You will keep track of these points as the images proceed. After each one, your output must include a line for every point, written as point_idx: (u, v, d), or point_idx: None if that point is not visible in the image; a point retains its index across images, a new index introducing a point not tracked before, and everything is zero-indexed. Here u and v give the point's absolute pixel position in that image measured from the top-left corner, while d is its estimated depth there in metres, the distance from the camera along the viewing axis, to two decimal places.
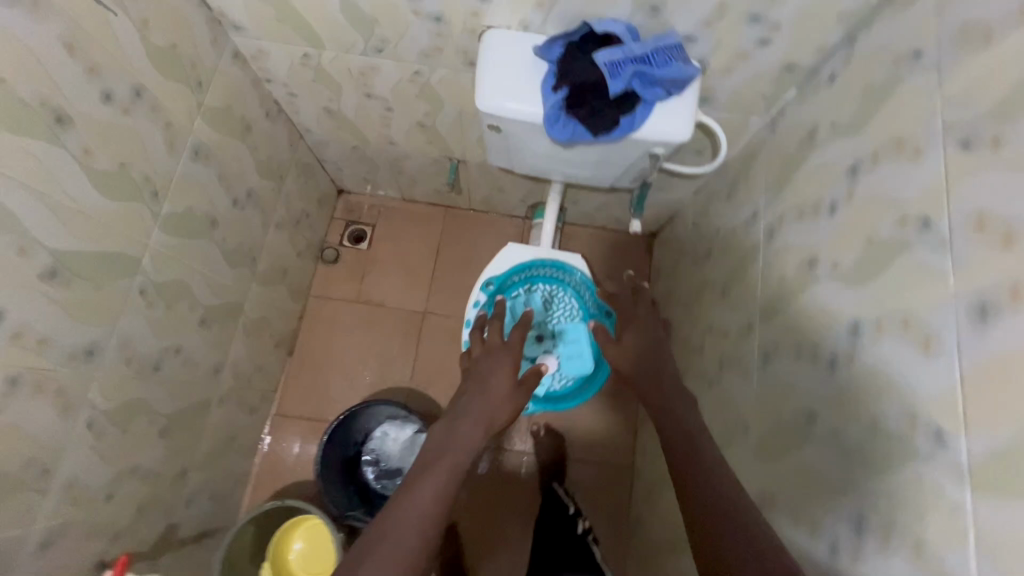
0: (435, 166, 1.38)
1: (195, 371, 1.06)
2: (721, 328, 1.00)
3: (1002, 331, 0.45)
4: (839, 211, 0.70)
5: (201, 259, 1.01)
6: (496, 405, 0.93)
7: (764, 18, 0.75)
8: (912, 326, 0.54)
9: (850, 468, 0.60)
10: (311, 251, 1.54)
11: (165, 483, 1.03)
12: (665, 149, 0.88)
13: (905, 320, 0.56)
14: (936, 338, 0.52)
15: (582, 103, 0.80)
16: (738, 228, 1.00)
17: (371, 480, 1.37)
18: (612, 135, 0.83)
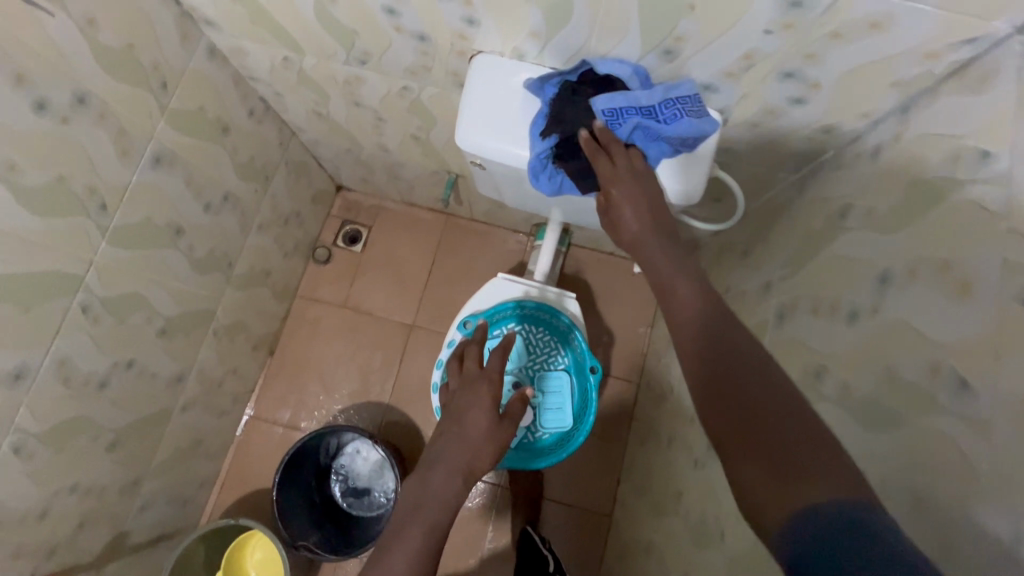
0: (433, 177, 1.29)
1: (153, 382, 1.02)
2: None
3: None
4: (859, 323, 0.58)
5: (162, 269, 0.95)
6: (480, 446, 0.75)
7: (801, 75, 0.63)
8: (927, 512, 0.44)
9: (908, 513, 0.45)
10: (301, 250, 1.47)
11: (113, 494, 1.00)
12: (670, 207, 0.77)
13: (917, 498, 0.45)
14: (953, 539, 0.41)
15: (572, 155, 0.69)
16: (748, 297, 0.88)
17: (337, 497, 1.32)
18: None
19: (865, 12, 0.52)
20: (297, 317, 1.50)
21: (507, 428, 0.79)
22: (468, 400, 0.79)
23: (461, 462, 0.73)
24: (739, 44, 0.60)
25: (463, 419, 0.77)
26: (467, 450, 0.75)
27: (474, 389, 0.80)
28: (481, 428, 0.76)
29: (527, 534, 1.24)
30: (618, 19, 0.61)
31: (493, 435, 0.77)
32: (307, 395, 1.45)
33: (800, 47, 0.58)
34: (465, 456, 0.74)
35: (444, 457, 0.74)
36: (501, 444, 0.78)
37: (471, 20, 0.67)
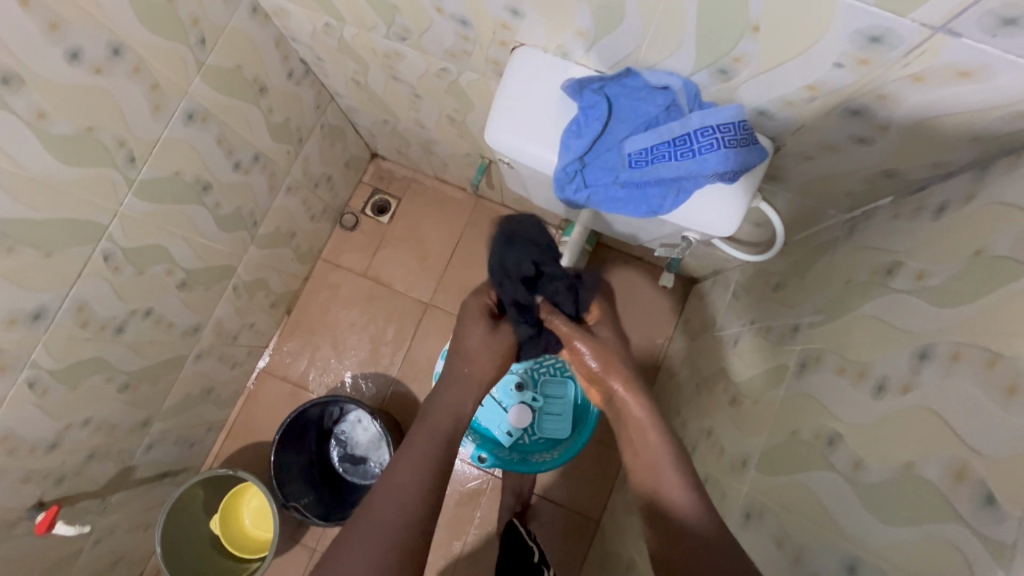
0: (466, 158, 1.25)
1: (169, 331, 1.04)
2: (720, 442, 0.86)
3: None
4: (886, 396, 0.54)
5: (186, 224, 0.96)
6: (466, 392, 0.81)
7: (869, 113, 0.57)
8: None
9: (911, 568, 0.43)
10: (329, 214, 1.47)
11: (123, 431, 1.05)
12: (699, 235, 0.74)
13: None
14: None
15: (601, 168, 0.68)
16: (773, 336, 0.83)
17: (335, 459, 1.35)
18: (636, 210, 0.70)
19: (954, 57, 0.46)
20: (318, 280, 1.51)
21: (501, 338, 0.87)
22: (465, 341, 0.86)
23: (465, 399, 0.81)
24: (804, 73, 0.55)
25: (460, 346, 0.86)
26: (467, 362, 0.84)
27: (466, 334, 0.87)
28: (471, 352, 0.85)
29: (512, 523, 1.25)
30: (675, 31, 0.56)
31: (484, 348, 0.85)
32: (318, 357, 1.47)
33: (873, 85, 0.53)
34: (466, 382, 0.83)
35: (448, 386, 0.82)
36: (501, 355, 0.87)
37: (516, 12, 0.63)
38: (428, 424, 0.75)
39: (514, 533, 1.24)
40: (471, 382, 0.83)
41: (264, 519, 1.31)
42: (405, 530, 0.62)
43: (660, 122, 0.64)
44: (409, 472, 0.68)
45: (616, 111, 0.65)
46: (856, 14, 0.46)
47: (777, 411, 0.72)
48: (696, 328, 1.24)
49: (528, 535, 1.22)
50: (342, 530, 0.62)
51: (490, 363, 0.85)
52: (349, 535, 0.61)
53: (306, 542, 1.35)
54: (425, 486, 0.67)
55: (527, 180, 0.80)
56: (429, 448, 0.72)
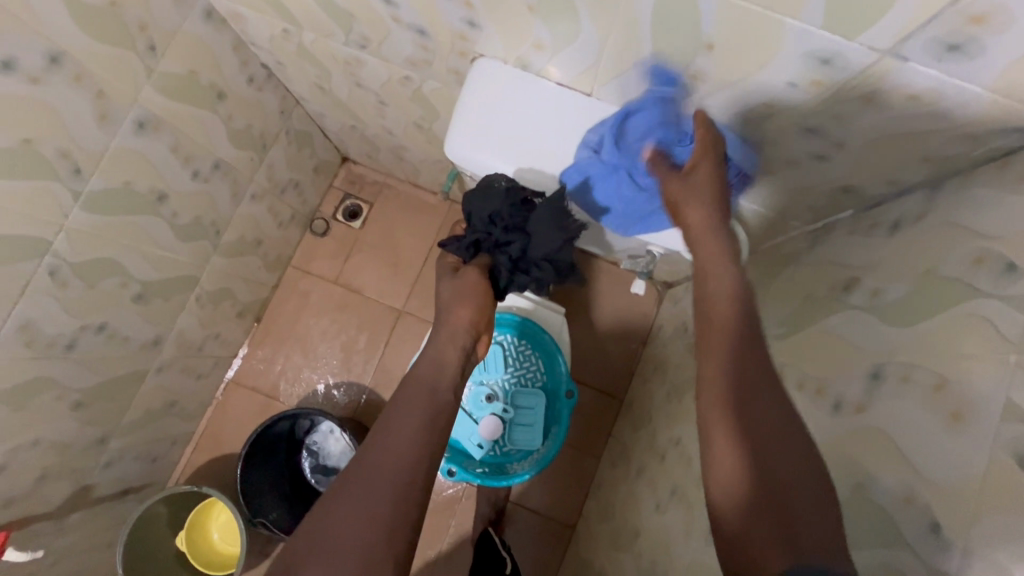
0: (437, 164, 1.24)
1: (124, 345, 1.00)
2: (688, 453, 0.87)
3: None
4: (841, 416, 0.54)
5: (141, 236, 0.92)
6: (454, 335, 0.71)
7: (825, 132, 0.56)
8: None
9: None
10: (298, 220, 1.44)
11: (77, 450, 1.01)
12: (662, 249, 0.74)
13: None
14: None
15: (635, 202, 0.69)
16: None
17: (306, 471, 1.31)
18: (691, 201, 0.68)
19: (903, 81, 0.46)
20: (288, 287, 1.48)
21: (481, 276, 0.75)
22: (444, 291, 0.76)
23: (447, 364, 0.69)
24: (759, 92, 0.54)
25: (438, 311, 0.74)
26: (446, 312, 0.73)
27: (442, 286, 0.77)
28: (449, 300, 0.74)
29: (487, 533, 1.24)
30: (632, 46, 0.55)
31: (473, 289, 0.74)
32: (288, 366, 1.44)
33: (828, 106, 0.52)
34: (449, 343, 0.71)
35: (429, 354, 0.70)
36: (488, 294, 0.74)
37: (473, 23, 0.62)
38: (415, 382, 0.66)
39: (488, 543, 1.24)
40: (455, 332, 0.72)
41: (232, 533, 1.28)
42: (400, 490, 0.56)
43: (631, 173, 0.66)
44: (395, 431, 0.60)
45: (580, 189, 0.70)
46: (807, 36, 0.45)
47: None
48: (671, 335, 1.24)
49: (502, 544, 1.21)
50: (330, 496, 0.55)
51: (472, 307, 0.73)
52: (340, 487, 0.55)
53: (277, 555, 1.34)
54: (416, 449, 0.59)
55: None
56: (412, 406, 0.63)
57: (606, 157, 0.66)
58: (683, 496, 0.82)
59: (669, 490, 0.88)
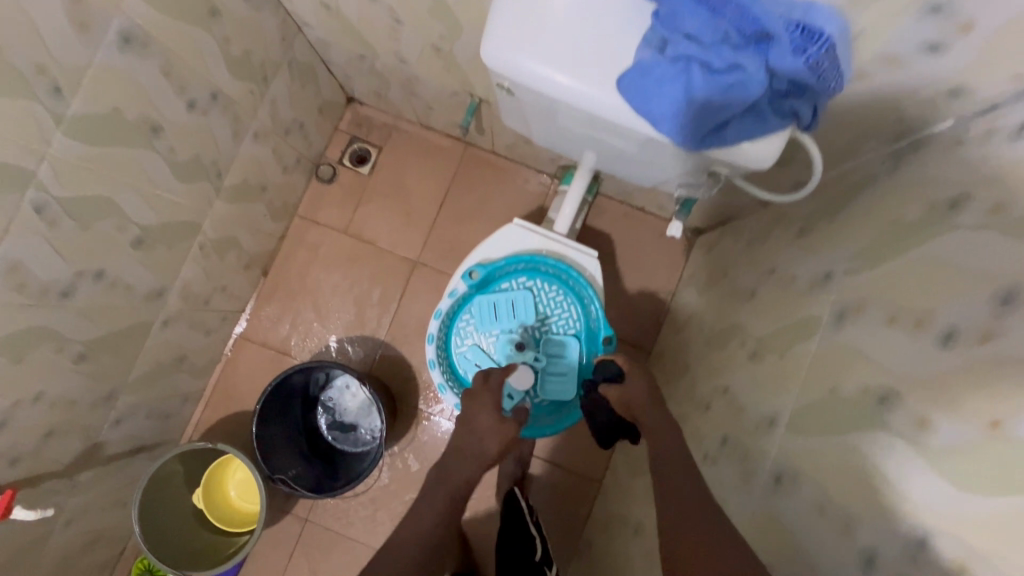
0: (454, 98, 1.13)
1: (126, 296, 0.93)
2: (738, 401, 0.81)
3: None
4: (954, 347, 0.47)
5: (136, 173, 0.83)
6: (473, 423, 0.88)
7: (950, 8, 0.54)
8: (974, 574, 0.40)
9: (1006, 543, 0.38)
10: (303, 165, 1.34)
11: (85, 407, 0.95)
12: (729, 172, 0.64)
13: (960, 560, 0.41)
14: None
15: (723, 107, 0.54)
16: (798, 286, 0.77)
17: (323, 429, 1.27)
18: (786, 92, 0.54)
19: None
20: (295, 238, 1.40)
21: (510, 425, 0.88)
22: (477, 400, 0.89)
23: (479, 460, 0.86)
24: None
25: (471, 420, 0.88)
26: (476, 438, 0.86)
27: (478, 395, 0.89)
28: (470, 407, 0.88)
29: (511, 492, 1.20)
30: None
31: (498, 429, 0.87)
32: (299, 321, 1.38)
33: None
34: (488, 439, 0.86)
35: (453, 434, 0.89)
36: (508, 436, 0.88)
37: None
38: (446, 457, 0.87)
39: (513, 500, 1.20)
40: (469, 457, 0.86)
41: (249, 490, 1.24)
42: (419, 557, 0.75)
43: (705, 65, 0.53)
44: (418, 519, 0.80)
45: (643, 101, 0.56)
46: None
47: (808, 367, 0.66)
48: (706, 282, 1.17)
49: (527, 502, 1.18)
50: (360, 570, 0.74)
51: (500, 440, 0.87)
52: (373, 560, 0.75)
53: (297, 512, 1.31)
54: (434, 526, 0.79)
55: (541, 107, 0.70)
56: (439, 500, 0.82)
57: (672, 53, 0.54)
58: (735, 444, 0.76)
59: (718, 440, 0.82)
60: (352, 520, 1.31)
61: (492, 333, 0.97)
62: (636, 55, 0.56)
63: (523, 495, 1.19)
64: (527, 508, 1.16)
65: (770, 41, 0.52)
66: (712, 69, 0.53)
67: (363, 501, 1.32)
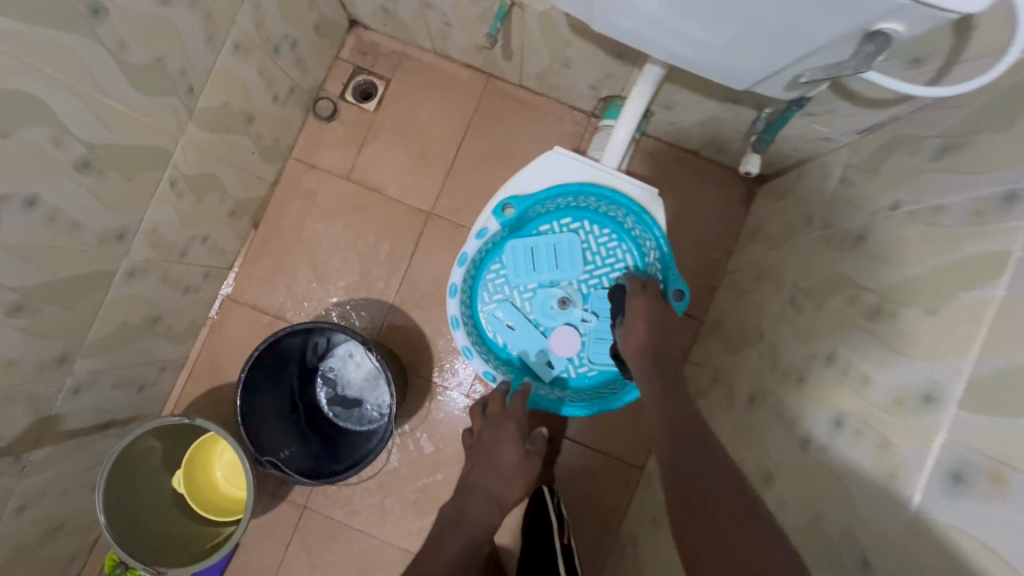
0: (479, 4, 0.93)
1: (74, 235, 0.75)
2: (856, 372, 0.62)
3: None
4: None
5: (73, 69, 0.64)
6: (492, 459, 0.80)
7: None
8: None
9: None
10: (298, 96, 1.14)
11: (29, 371, 0.78)
12: (900, 26, 0.46)
13: None
14: None
15: None
16: (951, 218, 0.57)
17: (323, 405, 1.11)
18: None
19: None
20: (290, 185, 1.20)
21: (536, 461, 0.81)
22: (501, 429, 0.81)
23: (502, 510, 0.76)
24: None
25: (494, 452, 0.80)
26: (500, 479, 0.78)
27: (500, 425, 0.82)
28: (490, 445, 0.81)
29: (540, 493, 1.01)
30: None
31: (522, 469, 0.80)
32: (295, 281, 1.19)
33: None
34: (509, 487, 0.78)
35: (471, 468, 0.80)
36: (531, 477, 0.80)
37: None
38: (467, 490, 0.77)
39: (541, 502, 1.02)
40: (488, 495, 0.77)
41: (237, 477, 1.09)
42: None
43: None
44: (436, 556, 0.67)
45: None
46: None
47: (992, 321, 0.47)
48: (781, 234, 0.97)
49: (556, 506, 1.00)
50: None
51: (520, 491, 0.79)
52: None
53: (293, 498, 1.15)
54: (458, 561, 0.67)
55: None
56: (462, 541, 0.70)
57: None
58: (858, 427, 0.58)
59: (825, 421, 0.63)
60: (357, 508, 1.15)
61: (529, 285, 0.86)
62: None
63: (551, 497, 1.01)
64: (557, 522, 0.98)
65: None
66: None
67: (369, 487, 1.15)
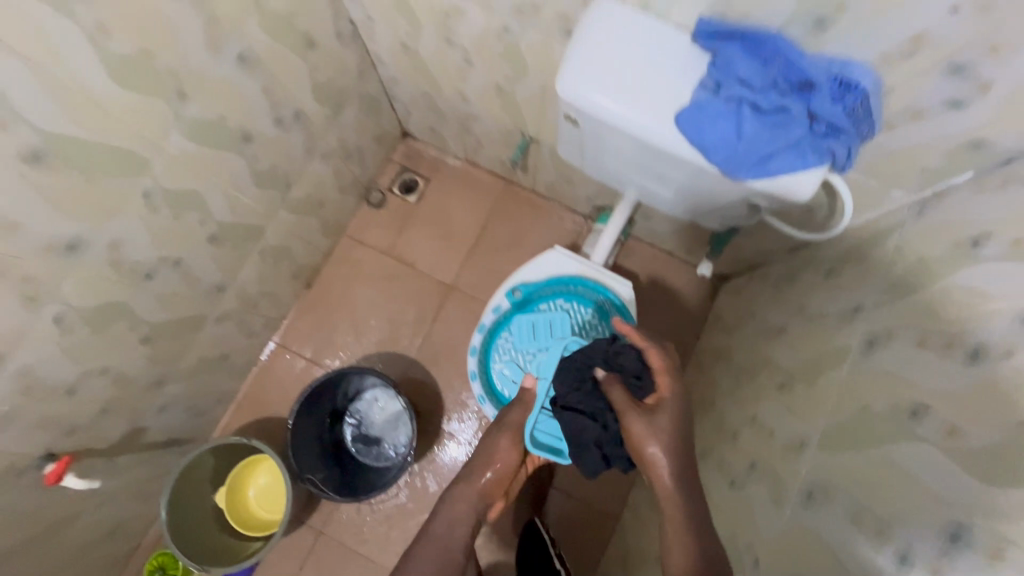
0: (506, 136, 1.24)
1: (193, 287, 1.00)
2: (766, 428, 0.84)
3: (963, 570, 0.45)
4: (983, 362, 0.51)
5: (223, 175, 0.93)
6: (485, 455, 0.85)
7: (971, 70, 0.56)
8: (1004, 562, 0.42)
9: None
10: (357, 188, 1.44)
11: (138, 388, 1.00)
12: (767, 201, 0.72)
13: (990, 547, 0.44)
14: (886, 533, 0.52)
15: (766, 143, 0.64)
16: (828, 321, 0.81)
17: (348, 441, 1.30)
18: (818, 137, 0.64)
19: None
20: (340, 255, 1.48)
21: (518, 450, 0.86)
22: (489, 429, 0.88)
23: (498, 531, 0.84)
24: (912, 22, 0.55)
25: (481, 453, 0.86)
26: (482, 470, 0.84)
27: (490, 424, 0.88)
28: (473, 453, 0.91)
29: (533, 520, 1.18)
30: None
31: (506, 464, 0.85)
32: (335, 334, 1.43)
33: (984, 35, 0.52)
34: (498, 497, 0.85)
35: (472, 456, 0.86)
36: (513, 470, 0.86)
37: None
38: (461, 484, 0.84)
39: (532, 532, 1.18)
40: (471, 493, 0.83)
41: (263, 508, 1.24)
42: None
43: (753, 104, 0.63)
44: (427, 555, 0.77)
45: (694, 129, 0.66)
46: None
47: (837, 392, 0.70)
48: (732, 323, 1.22)
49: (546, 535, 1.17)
50: None
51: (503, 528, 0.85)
52: None
53: (312, 523, 1.31)
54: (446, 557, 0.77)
55: (601, 144, 0.79)
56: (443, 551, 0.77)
57: (727, 95, 0.64)
58: (763, 469, 0.79)
59: (744, 465, 0.84)
60: (366, 536, 1.31)
61: (530, 350, 1.06)
62: (693, 96, 0.66)
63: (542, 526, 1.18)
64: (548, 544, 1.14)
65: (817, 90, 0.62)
66: (761, 104, 0.63)
67: (378, 518, 1.31)
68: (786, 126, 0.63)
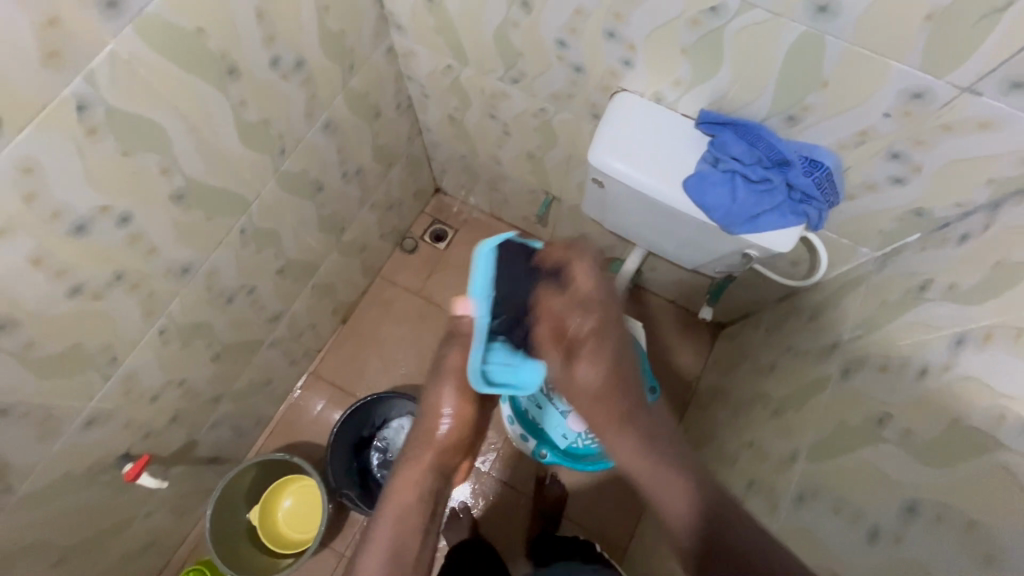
0: (531, 195, 1.43)
1: (259, 313, 1.14)
2: (762, 449, 0.95)
3: (918, 536, 0.57)
4: (930, 377, 0.65)
5: (297, 218, 1.09)
6: (442, 411, 0.79)
7: (906, 156, 0.74)
8: (946, 522, 0.55)
9: (964, 498, 0.54)
10: (393, 236, 1.62)
11: (201, 402, 1.11)
12: (759, 252, 0.88)
13: (938, 516, 0.56)
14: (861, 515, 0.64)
15: (755, 205, 0.81)
16: (811, 355, 0.95)
17: (374, 466, 1.39)
18: (795, 202, 0.81)
19: (975, 113, 0.64)
20: (374, 295, 1.63)
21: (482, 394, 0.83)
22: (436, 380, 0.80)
23: (412, 520, 0.71)
24: (858, 122, 0.74)
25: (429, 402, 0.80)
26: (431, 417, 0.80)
27: (442, 368, 0.80)
28: (425, 432, 0.78)
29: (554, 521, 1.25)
30: (761, 78, 0.75)
31: (458, 417, 0.79)
32: (365, 366, 1.55)
33: (912, 132, 0.71)
34: (424, 449, 0.77)
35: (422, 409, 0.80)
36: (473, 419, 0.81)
37: (628, 62, 0.84)
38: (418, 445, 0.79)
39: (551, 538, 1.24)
40: (430, 458, 0.77)
41: (291, 530, 1.31)
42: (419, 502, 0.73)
43: (744, 175, 0.80)
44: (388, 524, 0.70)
45: (698, 192, 0.82)
46: (906, 75, 0.65)
47: (819, 412, 0.83)
48: (730, 364, 1.35)
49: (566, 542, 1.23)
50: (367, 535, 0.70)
51: (417, 492, 0.74)
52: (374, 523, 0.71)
53: (335, 546, 1.38)
54: (426, 491, 0.74)
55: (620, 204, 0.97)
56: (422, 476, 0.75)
57: (724, 167, 0.81)
58: (760, 484, 0.90)
59: (744, 483, 0.95)
60: None
61: None
62: (697, 167, 0.83)
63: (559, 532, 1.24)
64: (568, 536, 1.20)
65: (793, 165, 0.79)
66: (751, 176, 0.80)
67: None
68: (770, 193, 0.80)
